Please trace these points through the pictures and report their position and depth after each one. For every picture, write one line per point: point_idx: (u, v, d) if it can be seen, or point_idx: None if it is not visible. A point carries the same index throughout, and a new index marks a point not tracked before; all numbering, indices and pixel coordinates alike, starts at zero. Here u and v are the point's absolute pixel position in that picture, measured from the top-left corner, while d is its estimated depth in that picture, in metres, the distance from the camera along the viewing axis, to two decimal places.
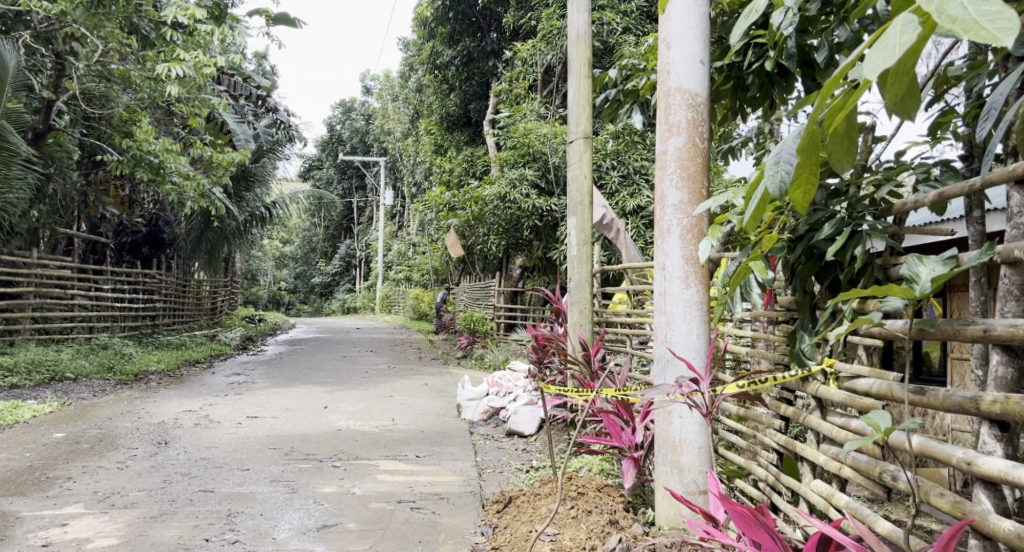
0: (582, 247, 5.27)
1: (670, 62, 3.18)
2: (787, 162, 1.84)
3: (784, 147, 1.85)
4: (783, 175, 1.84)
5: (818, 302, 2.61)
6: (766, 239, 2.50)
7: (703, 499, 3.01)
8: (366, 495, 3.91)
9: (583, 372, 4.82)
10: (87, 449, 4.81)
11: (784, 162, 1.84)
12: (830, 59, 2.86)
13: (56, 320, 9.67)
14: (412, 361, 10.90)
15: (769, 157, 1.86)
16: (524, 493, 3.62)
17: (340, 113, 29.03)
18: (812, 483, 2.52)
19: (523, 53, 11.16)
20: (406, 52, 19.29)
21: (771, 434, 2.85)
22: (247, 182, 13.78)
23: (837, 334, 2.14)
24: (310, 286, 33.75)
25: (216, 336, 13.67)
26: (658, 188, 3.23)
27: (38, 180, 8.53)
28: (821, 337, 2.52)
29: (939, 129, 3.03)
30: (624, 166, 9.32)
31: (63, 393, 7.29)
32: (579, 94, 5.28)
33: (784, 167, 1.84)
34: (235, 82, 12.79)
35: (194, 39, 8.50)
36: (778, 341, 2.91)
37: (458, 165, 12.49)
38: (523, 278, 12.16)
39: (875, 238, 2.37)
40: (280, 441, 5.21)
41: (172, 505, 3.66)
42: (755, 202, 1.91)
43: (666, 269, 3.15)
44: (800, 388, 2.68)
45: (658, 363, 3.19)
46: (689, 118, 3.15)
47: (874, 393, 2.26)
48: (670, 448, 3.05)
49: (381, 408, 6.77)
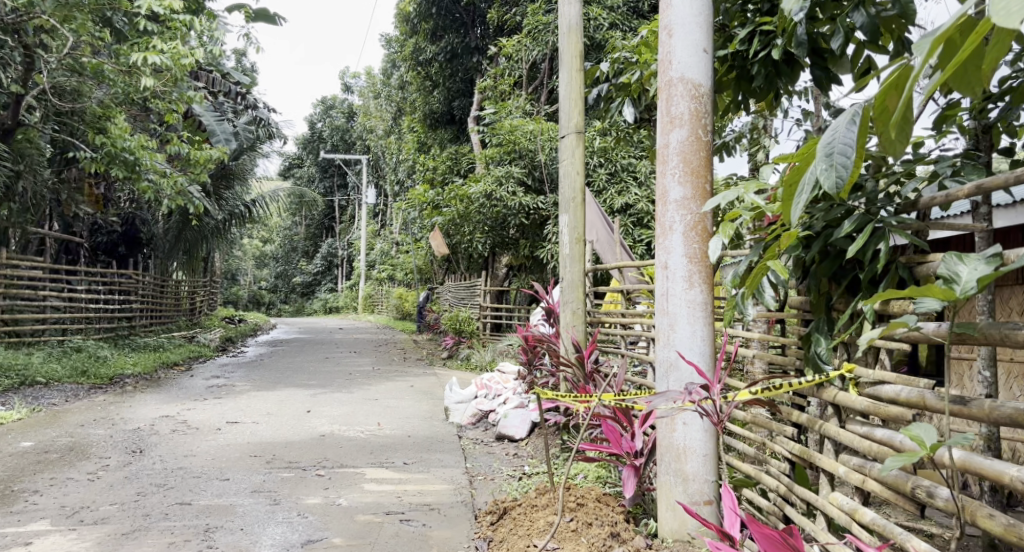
0: (574, 246, 5.11)
1: (671, 51, 3.02)
2: (841, 154, 1.79)
3: (837, 138, 1.79)
4: (838, 170, 1.80)
5: (835, 304, 2.45)
6: (783, 236, 2.33)
7: (709, 509, 2.85)
8: (353, 507, 3.72)
9: (577, 374, 4.66)
10: (56, 459, 4.58)
11: (837, 155, 1.79)
12: (845, 46, 2.68)
13: (28, 323, 9.38)
14: (397, 362, 10.69)
15: (820, 151, 1.81)
16: (519, 504, 3.44)
17: (321, 111, 28.70)
18: (829, 496, 2.37)
19: (508, 48, 10.97)
20: (388, 49, 19.06)
21: (783, 442, 2.70)
22: (226, 181, 13.51)
23: (868, 340, 2.00)
24: (291, 287, 33.39)
25: (195, 337, 13.38)
26: (659, 184, 3.07)
27: (6, 177, 8.26)
28: (840, 340, 2.37)
29: (943, 123, 2.73)
30: (612, 164, 9.19)
31: (32, 398, 7.02)
32: (571, 87, 5.13)
33: (838, 161, 1.79)
34: (214, 78, 12.50)
35: (171, 31, 8.26)
36: (790, 343, 2.75)
37: (442, 163, 12.30)
38: (509, 277, 12.01)
39: (897, 235, 2.20)
40: (261, 449, 5.01)
41: (145, 520, 3.45)
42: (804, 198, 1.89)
43: (668, 268, 2.99)
44: (814, 395, 2.53)
45: (660, 367, 3.03)
46: (692, 110, 2.99)
47: (902, 400, 2.12)
48: (674, 456, 2.89)
49: (366, 412, 6.57)
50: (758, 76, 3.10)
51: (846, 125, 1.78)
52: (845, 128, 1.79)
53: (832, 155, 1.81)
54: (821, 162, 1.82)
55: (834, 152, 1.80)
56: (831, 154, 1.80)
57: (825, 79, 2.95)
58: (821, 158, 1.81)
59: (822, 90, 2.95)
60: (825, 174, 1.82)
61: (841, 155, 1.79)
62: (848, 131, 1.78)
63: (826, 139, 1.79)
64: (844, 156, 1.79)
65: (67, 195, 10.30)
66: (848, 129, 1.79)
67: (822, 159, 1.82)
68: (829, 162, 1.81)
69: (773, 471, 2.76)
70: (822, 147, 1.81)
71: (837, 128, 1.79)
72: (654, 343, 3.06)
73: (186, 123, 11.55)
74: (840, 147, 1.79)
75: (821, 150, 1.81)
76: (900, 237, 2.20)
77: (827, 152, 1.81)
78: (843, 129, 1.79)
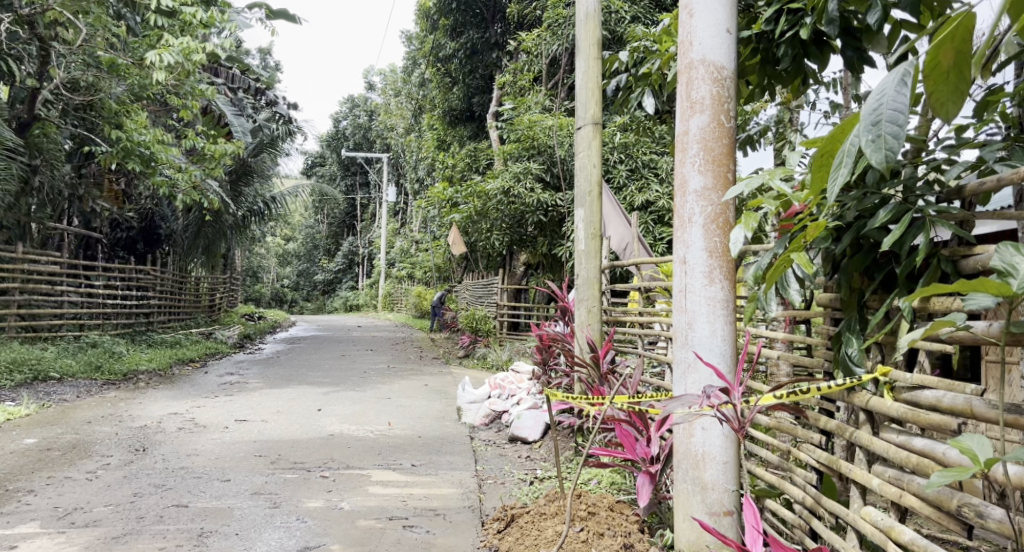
0: (590, 242, 4.90)
1: (692, 31, 2.83)
2: (890, 123, 1.63)
3: (885, 103, 1.63)
4: (888, 141, 1.63)
5: (868, 301, 2.23)
6: (811, 228, 2.13)
7: (729, 521, 2.65)
8: (354, 511, 3.57)
9: (592, 375, 4.49)
10: (57, 457, 4.47)
11: (886, 123, 1.63)
12: (882, 20, 2.47)
13: (45, 318, 9.35)
14: (412, 361, 10.56)
15: (866, 120, 1.64)
16: (528, 512, 3.28)
17: (346, 109, 28.68)
18: (861, 510, 2.16)
19: (527, 43, 10.77)
20: (410, 47, 18.96)
21: (809, 450, 2.49)
22: (245, 177, 13.44)
23: (910, 341, 1.80)
24: (313, 284, 33.48)
25: (212, 333, 13.35)
26: (678, 173, 2.88)
27: (22, 171, 8.22)
28: (873, 340, 2.16)
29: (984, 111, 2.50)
30: (632, 160, 9.01)
31: (43, 394, 6.97)
32: (588, 76, 4.92)
33: (887, 130, 1.63)
34: (234, 74, 12.38)
35: (184, 23, 8.15)
36: (819, 343, 2.53)
37: (460, 160, 12.13)
38: (528, 275, 11.83)
39: (939, 225, 1.98)
40: (266, 448, 4.87)
41: (138, 523, 3.32)
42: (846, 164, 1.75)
43: (688, 263, 2.80)
44: (845, 400, 2.32)
45: (678, 369, 2.83)
46: (714, 94, 2.80)
47: (944, 407, 1.92)
48: (692, 463, 2.70)
49: (377, 411, 6.42)
50: (785, 57, 2.91)
51: (896, 86, 1.61)
52: (894, 91, 1.62)
53: (879, 124, 1.65)
54: (867, 132, 1.64)
55: (881, 120, 1.64)
56: (878, 121, 1.64)
57: (857, 60, 2.77)
58: (866, 127, 1.65)
59: (854, 72, 2.78)
60: (873, 146, 1.64)
61: (890, 123, 1.63)
62: (898, 93, 1.62)
63: (872, 106, 1.63)
64: (894, 123, 1.62)
65: (85, 190, 10.27)
66: (899, 92, 1.61)
67: (868, 129, 1.65)
68: (876, 132, 1.64)
69: (798, 480, 2.56)
70: (869, 115, 1.64)
71: (885, 92, 1.63)
72: (672, 344, 2.87)
73: (204, 119, 11.47)
74: (889, 114, 1.62)
75: (866, 118, 1.65)
76: (945, 227, 1.98)
77: (874, 120, 1.65)
78: (892, 92, 1.63)
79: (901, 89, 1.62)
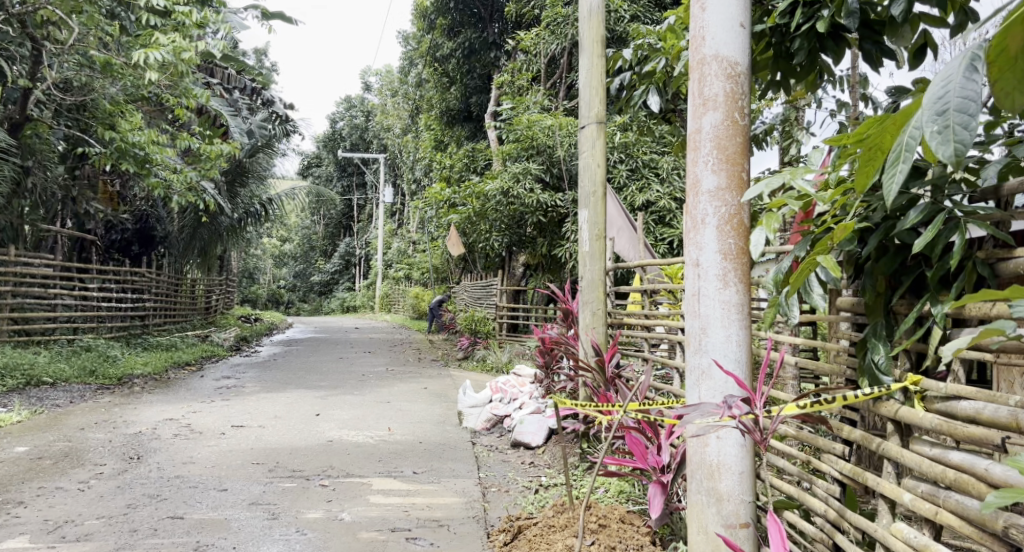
0: (595, 242, 4.80)
1: (704, 26, 2.73)
2: (959, 112, 1.48)
3: (953, 91, 1.49)
4: (957, 131, 1.47)
5: (896, 305, 2.14)
6: (841, 228, 2.02)
7: (745, 534, 2.53)
8: (355, 522, 3.47)
9: (597, 379, 4.38)
10: (48, 466, 4.36)
11: (954, 112, 1.48)
12: (906, 13, 2.38)
13: (38, 322, 9.20)
14: (411, 363, 10.44)
15: (931, 108, 1.50)
16: (536, 524, 3.20)
17: (342, 109, 28.56)
18: (891, 526, 2.07)
19: (526, 42, 10.66)
20: (407, 47, 18.85)
21: (831, 461, 2.37)
22: (241, 178, 13.30)
23: (957, 350, 1.71)
24: (310, 285, 33.33)
25: (209, 336, 13.22)
26: (690, 173, 2.77)
27: (14, 173, 8.10)
28: (902, 347, 2.06)
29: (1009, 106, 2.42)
30: (633, 160, 8.90)
31: (36, 399, 6.85)
32: (592, 74, 4.82)
33: (956, 119, 1.48)
34: (229, 74, 12.24)
35: (177, 23, 8.02)
36: (840, 349, 2.43)
37: (458, 161, 12.01)
38: (527, 276, 11.72)
39: (975, 225, 1.89)
40: (264, 456, 4.75)
41: (132, 537, 3.21)
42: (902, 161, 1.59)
43: (700, 266, 2.70)
44: (870, 410, 2.21)
45: (692, 376, 2.73)
46: (727, 91, 2.69)
47: (984, 419, 1.82)
48: (706, 474, 2.58)
49: (377, 416, 6.31)
50: (800, 50, 2.81)
51: (966, 73, 1.49)
52: (963, 78, 1.49)
53: (945, 115, 1.50)
54: (933, 122, 1.50)
55: (948, 110, 1.49)
56: (945, 112, 1.50)
57: (876, 51, 2.68)
58: (932, 116, 1.50)
59: (873, 65, 2.69)
60: (939, 137, 1.48)
61: (960, 113, 1.48)
62: (969, 81, 1.49)
63: (939, 94, 1.50)
64: (964, 113, 1.47)
65: (79, 192, 10.13)
66: (968, 80, 1.49)
67: (933, 119, 1.50)
68: (942, 122, 1.49)
69: (819, 492, 2.46)
70: (933, 104, 1.50)
71: (952, 79, 1.50)
72: (685, 349, 2.77)
73: (199, 120, 11.35)
74: (957, 102, 1.48)
75: (931, 108, 1.51)
76: (980, 228, 1.89)
77: (939, 111, 1.50)
78: (960, 80, 1.49)
79: (972, 77, 1.49)
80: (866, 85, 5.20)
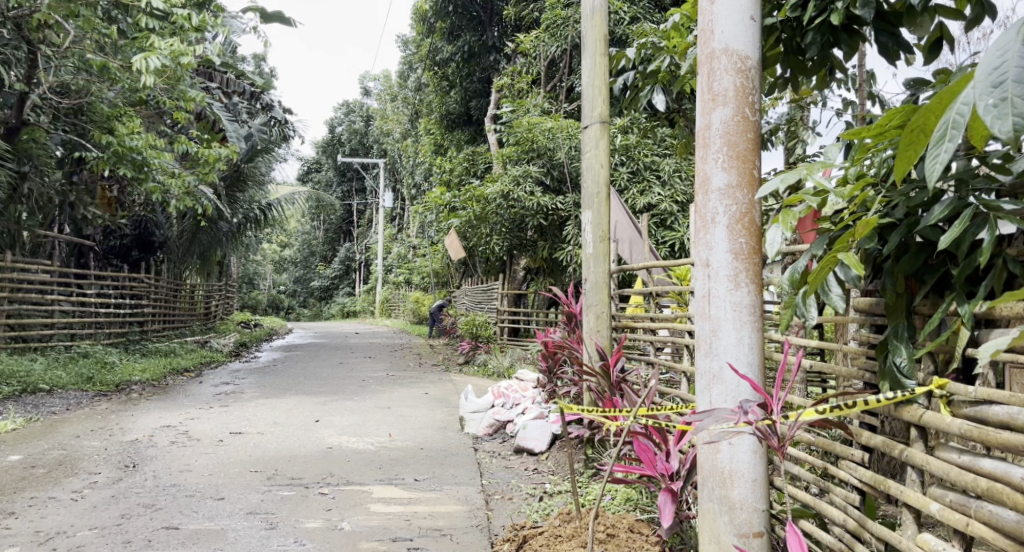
0: (599, 244, 4.70)
1: (713, 19, 2.64)
2: (1019, 83, 1.40)
3: (1011, 60, 1.40)
4: (1017, 104, 1.39)
5: (918, 306, 2.05)
6: (863, 224, 1.94)
7: (758, 543, 2.44)
8: (356, 532, 3.38)
9: (602, 384, 4.28)
10: (42, 475, 4.27)
11: (1013, 82, 1.40)
12: None
13: (36, 328, 9.09)
14: (412, 368, 10.35)
15: (988, 79, 1.41)
16: (542, 533, 3.10)
17: (342, 114, 28.53)
18: (916, 536, 1.98)
19: (526, 44, 10.60)
20: (406, 51, 18.80)
21: (850, 468, 2.28)
22: (240, 183, 13.20)
23: (995, 352, 1.63)
24: (310, 291, 33.23)
25: (208, 342, 13.12)
26: (700, 170, 2.68)
27: (10, 178, 8.01)
28: (927, 348, 1.97)
29: None
30: (634, 162, 8.83)
31: (31, 407, 6.75)
32: (595, 73, 4.73)
33: (1016, 90, 1.39)
34: (228, 78, 12.16)
35: (174, 27, 7.91)
36: (858, 352, 2.34)
37: (457, 165, 11.94)
38: (528, 280, 11.63)
39: (1005, 222, 1.80)
40: (263, 463, 4.66)
41: (125, 549, 3.13)
42: (949, 135, 1.49)
43: (711, 267, 2.61)
44: (890, 415, 2.13)
45: (702, 380, 2.64)
46: (737, 85, 2.61)
47: (1019, 424, 1.74)
48: (718, 481, 2.49)
49: (377, 421, 6.22)
50: (812, 45, 2.74)
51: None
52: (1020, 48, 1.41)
53: (1002, 87, 1.41)
54: (990, 95, 1.41)
55: (1006, 81, 1.41)
56: (1000, 83, 1.41)
57: (892, 45, 2.62)
58: (989, 89, 1.41)
59: (889, 58, 2.64)
60: (997, 110, 1.40)
61: (1018, 84, 1.40)
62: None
63: (995, 63, 1.41)
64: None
65: (76, 197, 10.05)
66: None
67: (990, 91, 1.41)
68: (1000, 95, 1.41)
69: (836, 499, 2.37)
70: (990, 74, 1.41)
71: (1006, 49, 1.42)
72: (695, 353, 2.67)
73: (198, 124, 11.29)
74: (1016, 72, 1.40)
75: (986, 79, 1.42)
76: (1010, 224, 1.81)
77: (994, 83, 1.42)
78: (1015, 50, 1.41)
79: None
80: (872, 84, 5.11)
